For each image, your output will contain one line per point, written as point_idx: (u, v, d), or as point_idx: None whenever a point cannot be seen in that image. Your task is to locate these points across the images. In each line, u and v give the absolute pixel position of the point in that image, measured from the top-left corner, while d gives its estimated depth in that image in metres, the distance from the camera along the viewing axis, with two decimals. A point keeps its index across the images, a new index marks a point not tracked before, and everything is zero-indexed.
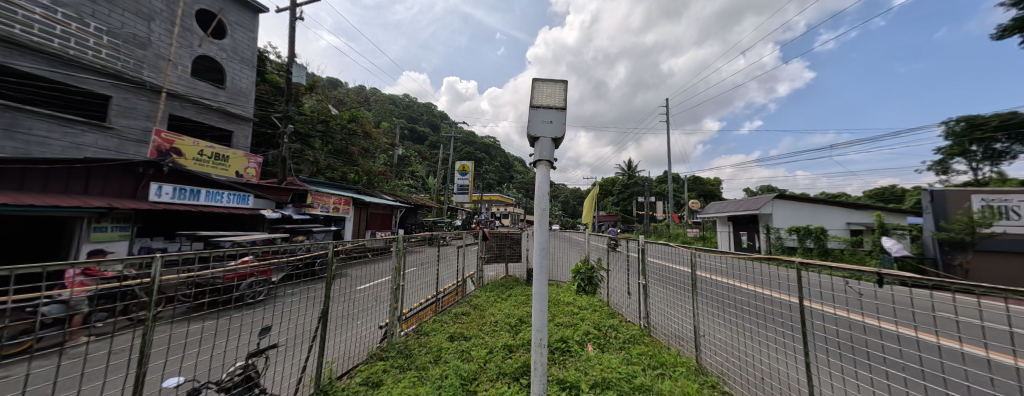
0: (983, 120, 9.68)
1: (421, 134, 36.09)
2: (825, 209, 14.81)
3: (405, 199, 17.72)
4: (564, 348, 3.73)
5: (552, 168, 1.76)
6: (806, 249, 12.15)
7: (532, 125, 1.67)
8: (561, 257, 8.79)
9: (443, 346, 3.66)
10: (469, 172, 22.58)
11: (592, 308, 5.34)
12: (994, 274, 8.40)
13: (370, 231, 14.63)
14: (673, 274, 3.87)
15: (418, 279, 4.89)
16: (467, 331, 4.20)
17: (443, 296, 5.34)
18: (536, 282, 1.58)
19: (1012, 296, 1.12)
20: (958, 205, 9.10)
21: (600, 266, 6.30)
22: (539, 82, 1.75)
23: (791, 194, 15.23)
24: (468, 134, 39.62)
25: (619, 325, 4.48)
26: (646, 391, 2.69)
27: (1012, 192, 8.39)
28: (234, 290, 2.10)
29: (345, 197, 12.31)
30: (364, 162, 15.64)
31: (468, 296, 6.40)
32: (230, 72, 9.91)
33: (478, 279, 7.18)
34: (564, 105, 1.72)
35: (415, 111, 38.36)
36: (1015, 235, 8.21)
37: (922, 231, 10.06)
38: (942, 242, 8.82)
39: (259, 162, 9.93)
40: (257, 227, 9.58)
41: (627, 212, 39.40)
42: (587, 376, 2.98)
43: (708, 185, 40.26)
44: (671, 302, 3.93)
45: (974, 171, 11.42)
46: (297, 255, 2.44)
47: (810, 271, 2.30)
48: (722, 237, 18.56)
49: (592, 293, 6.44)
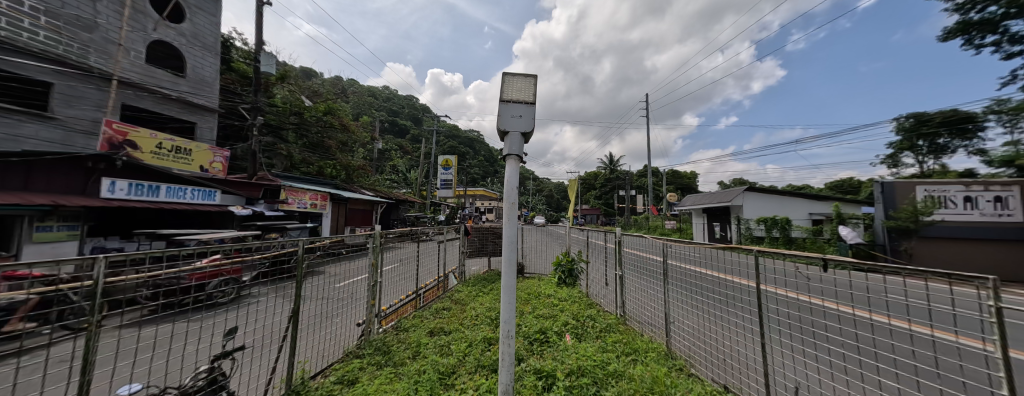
0: (928, 117, 10.45)
1: (402, 127, 35.31)
2: (792, 201, 15.66)
3: (386, 194, 17.31)
4: (543, 338, 3.84)
5: (522, 161, 1.80)
6: (772, 238, 12.92)
7: (503, 119, 1.73)
8: (545, 250, 8.92)
9: (422, 341, 3.66)
10: (453, 166, 22.34)
11: (571, 299, 5.45)
12: (935, 259, 9.24)
13: (349, 227, 14.23)
14: (650, 264, 4.00)
15: (398, 276, 4.85)
16: (448, 325, 4.21)
17: (424, 292, 5.35)
18: (505, 274, 1.59)
19: (928, 276, 1.26)
20: (904, 195, 9.73)
21: (580, 258, 6.45)
22: (510, 76, 1.79)
23: (760, 186, 16.03)
24: (451, 129, 39.28)
25: (596, 315, 4.61)
26: (618, 377, 2.83)
27: (950, 183, 9.18)
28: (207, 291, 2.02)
29: (322, 193, 11.89)
30: (342, 156, 15.11)
31: (450, 290, 6.44)
32: (191, 59, 9.26)
33: (460, 274, 7.21)
34: (534, 99, 1.77)
35: (395, 104, 37.50)
36: (952, 223, 9.02)
37: (873, 220, 10.77)
38: (891, 229, 9.58)
39: (225, 156, 9.41)
40: (227, 223, 9.21)
41: (609, 206, 40.29)
42: (563, 364, 3.07)
43: (688, 179, 41.76)
44: (646, 292, 4.10)
45: (921, 163, 12.47)
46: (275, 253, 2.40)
47: (768, 258, 2.41)
48: (698, 229, 19.50)
49: (572, 285, 6.55)
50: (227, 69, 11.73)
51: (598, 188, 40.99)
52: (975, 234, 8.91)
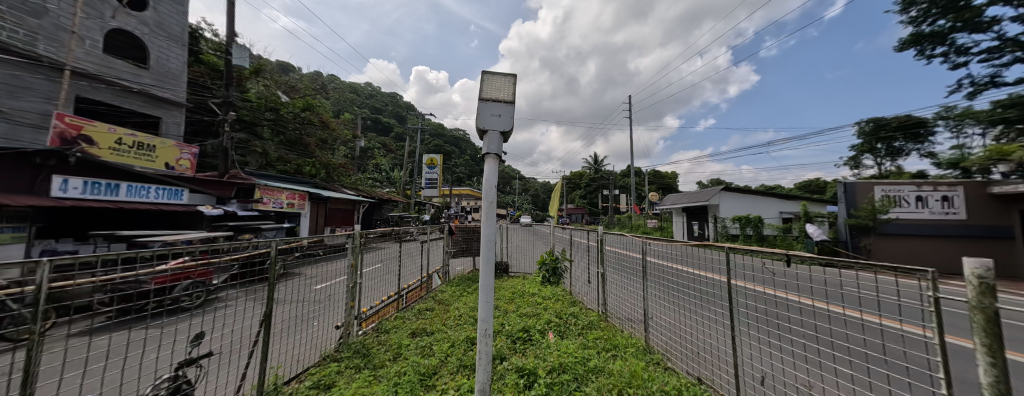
0: (886, 122, 11.09)
1: (386, 125, 34.58)
2: (765, 200, 16.43)
3: (368, 193, 16.89)
4: (526, 337, 3.86)
5: (501, 160, 1.81)
6: (746, 236, 13.53)
7: (482, 118, 1.73)
8: (529, 249, 8.97)
9: (403, 343, 3.60)
10: (438, 165, 22.04)
11: (555, 297, 5.51)
12: (892, 253, 9.92)
13: (329, 227, 13.80)
14: (631, 262, 4.09)
15: (379, 277, 4.75)
16: (430, 326, 4.16)
17: (407, 292, 5.26)
18: (483, 272, 1.59)
19: (877, 269, 1.37)
20: (865, 195, 10.37)
21: (564, 256, 6.52)
22: (489, 75, 1.79)
23: (736, 186, 16.72)
24: (436, 128, 38.84)
25: (579, 313, 4.68)
26: (598, 372, 2.90)
27: (904, 184, 9.89)
28: (172, 295, 1.91)
29: (300, 192, 11.47)
30: (321, 154, 14.62)
31: (434, 290, 6.37)
32: (155, 50, 8.72)
33: (444, 274, 7.13)
34: (513, 99, 1.78)
35: (378, 101, 36.67)
36: (905, 221, 9.75)
37: (837, 218, 11.46)
38: (852, 227, 10.23)
39: (194, 153, 8.89)
40: (197, 224, 8.74)
41: (594, 205, 40.93)
42: (545, 362, 3.10)
43: (669, 179, 43.02)
44: (626, 289, 4.20)
45: (879, 165, 13.36)
46: (248, 254, 2.30)
47: (738, 254, 2.53)
48: (678, 227, 20.14)
49: (556, 283, 6.62)
50: (196, 62, 11.12)
51: (583, 188, 41.54)
52: (926, 231, 9.63)
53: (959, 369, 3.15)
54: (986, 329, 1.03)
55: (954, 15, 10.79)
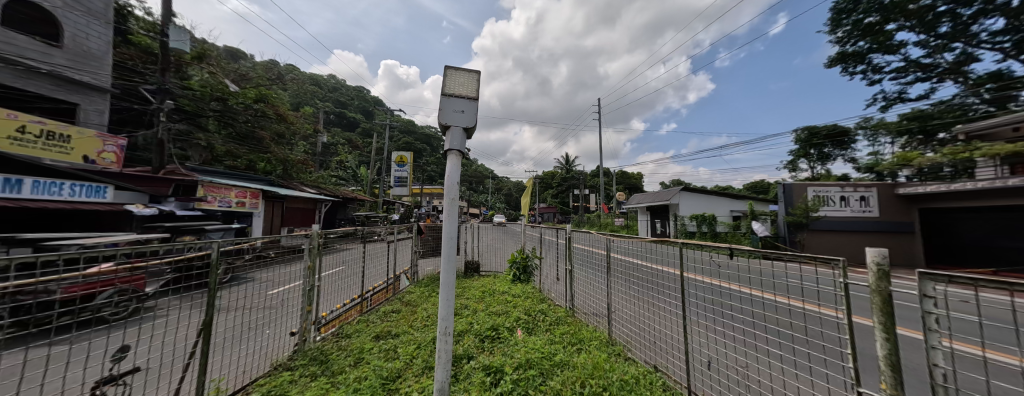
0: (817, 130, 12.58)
1: (351, 120, 32.86)
2: (718, 200, 17.77)
3: (330, 192, 15.97)
4: (494, 335, 3.86)
5: (465, 158, 1.78)
6: (702, 233, 14.55)
7: (444, 113, 1.69)
8: (500, 248, 8.96)
9: (365, 347, 3.45)
10: (408, 163, 21.33)
11: (524, 295, 5.57)
12: (822, 247, 11.09)
13: (286, 227, 12.84)
14: (597, 258, 4.23)
15: (341, 280, 4.50)
16: (396, 328, 4.02)
17: (372, 294, 5.03)
18: (445, 270, 1.57)
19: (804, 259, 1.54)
20: (799, 195, 11.52)
21: (534, 254, 6.61)
22: (453, 70, 1.76)
23: (694, 186, 17.91)
24: (406, 125, 37.58)
25: (547, 309, 4.77)
26: (563, 366, 2.97)
27: (831, 185, 11.13)
28: (97, 303, 1.70)
29: (253, 190, 10.54)
30: (277, 149, 13.56)
31: (401, 292, 6.16)
32: (71, 26, 7.59)
33: (412, 275, 6.91)
34: (477, 96, 1.76)
35: (343, 95, 34.76)
36: (833, 218, 11.00)
37: (778, 216, 12.67)
38: (790, 224, 11.35)
39: (121, 146, 7.83)
40: (125, 226, 7.69)
41: (565, 204, 41.83)
42: (512, 359, 3.12)
43: (634, 180, 45.08)
44: (591, 284, 4.35)
45: (813, 168, 14.98)
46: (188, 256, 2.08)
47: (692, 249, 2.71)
48: (642, 225, 21.18)
49: (526, 281, 6.69)
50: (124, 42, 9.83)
51: (554, 187, 42.33)
52: (849, 227, 10.95)
53: (861, 341, 3.70)
54: (882, 309, 1.19)
55: (871, 38, 12.41)
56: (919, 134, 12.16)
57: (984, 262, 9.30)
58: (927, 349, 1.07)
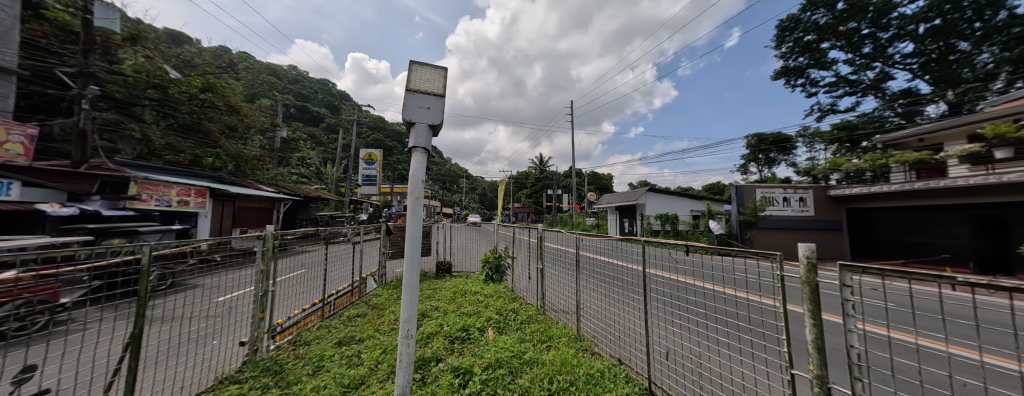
0: (764, 136, 13.87)
1: (314, 114, 30.97)
2: (681, 200, 18.88)
3: (291, 190, 14.93)
4: (464, 336, 3.81)
5: (430, 156, 1.73)
6: (666, 231, 15.41)
7: (408, 109, 1.64)
8: (473, 247, 8.86)
9: (325, 354, 3.25)
10: (377, 161, 20.46)
11: (496, 294, 5.55)
12: (769, 243, 12.19)
13: (238, 229, 11.81)
14: (567, 256, 4.33)
15: (301, 284, 4.21)
16: (361, 333, 3.83)
17: (336, 298, 4.75)
18: (408, 271, 1.52)
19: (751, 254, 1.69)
20: (749, 196, 12.62)
21: (507, 253, 6.60)
22: (417, 66, 1.71)
23: (659, 187, 18.90)
24: (374, 121, 36.06)
25: (519, 308, 4.79)
26: (532, 364, 3.00)
27: (776, 186, 12.26)
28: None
29: (198, 187, 9.51)
30: (229, 143, 12.44)
31: (368, 295, 5.88)
32: None
33: (380, 277, 6.62)
34: (443, 93, 1.73)
35: (306, 87, 32.67)
36: (777, 216, 12.15)
37: (731, 215, 13.72)
38: (742, 222, 12.36)
39: (31, 135, 6.92)
40: (38, 229, 6.65)
41: (539, 204, 42.31)
42: (481, 359, 3.10)
43: (605, 180, 46.63)
44: (562, 282, 4.44)
45: (762, 171, 16.37)
46: (114, 261, 1.84)
47: (654, 246, 2.85)
48: (612, 224, 21.97)
49: (499, 280, 6.64)
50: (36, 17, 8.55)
51: (528, 187, 42.69)
52: (791, 224, 12.15)
53: (795, 325, 4.12)
54: (811, 298, 1.32)
55: (809, 54, 13.81)
56: (847, 142, 13.67)
57: (897, 253, 10.48)
58: (847, 333, 1.21)
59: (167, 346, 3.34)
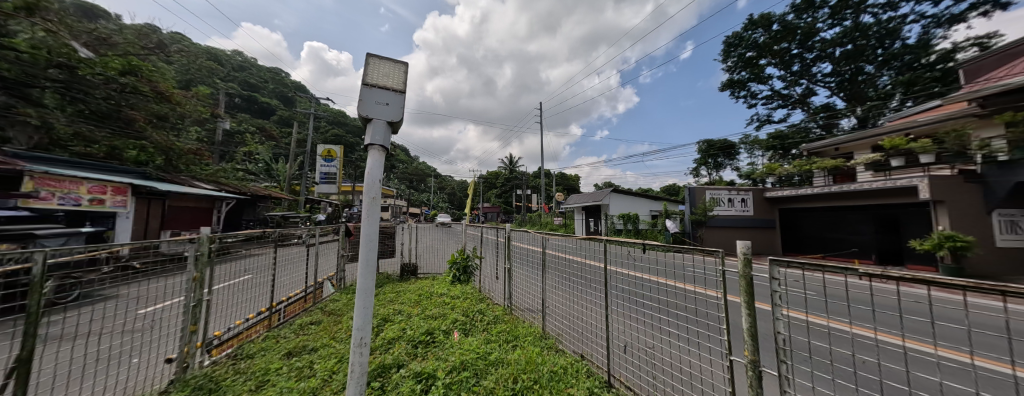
0: (713, 143, 15.13)
1: (264, 106, 28.39)
2: (641, 200, 19.99)
3: (235, 188, 13.55)
4: (428, 339, 3.70)
5: (389, 154, 1.66)
6: (627, 230, 16.23)
7: (365, 104, 1.55)
8: (440, 248, 8.65)
9: (271, 367, 2.98)
10: (336, 158, 19.26)
11: (464, 295, 5.47)
12: (717, 241, 13.28)
13: (169, 231, 10.47)
14: (533, 255, 4.38)
15: (245, 291, 3.81)
16: (314, 342, 3.57)
17: (287, 305, 4.38)
18: (362, 276, 1.44)
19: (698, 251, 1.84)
20: (700, 197, 13.68)
21: (475, 254, 6.53)
22: (375, 59, 1.63)
23: (621, 188, 19.85)
24: (334, 115, 33.92)
25: (485, 309, 4.76)
26: (497, 364, 2.99)
27: (722, 188, 13.41)
28: None
29: (117, 184, 8.33)
30: (157, 135, 11.00)
31: (325, 300, 5.49)
32: None
33: (338, 282, 6.21)
34: (404, 89, 1.66)
35: (254, 76, 29.85)
36: (724, 216, 13.28)
37: (685, 214, 14.80)
38: (694, 222, 13.37)
39: None
40: None
41: (508, 204, 42.41)
42: (446, 362, 3.03)
43: (573, 181, 48.00)
44: (528, 281, 4.49)
45: (711, 174, 17.85)
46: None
47: (615, 244, 2.98)
48: (578, 224, 22.68)
49: (466, 281, 6.55)
50: None
51: (498, 187, 42.66)
52: (735, 223, 13.31)
53: (735, 314, 4.55)
54: (746, 291, 1.46)
55: (750, 69, 15.34)
56: (780, 150, 15.48)
57: (820, 248, 11.98)
58: (774, 320, 1.36)
59: (73, 369, 2.86)
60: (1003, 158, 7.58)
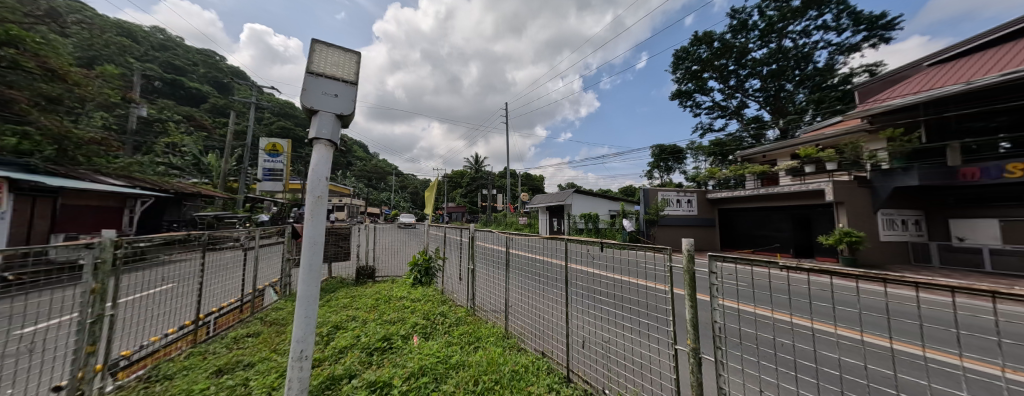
0: (664, 148, 16.34)
1: (195, 92, 25.06)
2: (601, 201, 20.95)
3: (156, 184, 11.77)
4: (385, 346, 3.51)
5: (337, 149, 1.54)
6: (588, 229, 16.92)
7: (309, 94, 1.42)
8: (400, 249, 8.29)
9: (195, 389, 2.58)
10: (283, 153, 17.61)
11: (425, 298, 5.29)
12: (667, 239, 14.33)
13: (65, 235, 8.79)
14: (496, 255, 4.36)
15: (165, 302, 3.27)
16: (253, 356, 3.21)
17: (218, 316, 3.87)
18: (303, 282, 1.33)
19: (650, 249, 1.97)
20: (653, 198, 14.67)
21: (437, 255, 6.35)
22: (323, 46, 1.51)
23: (583, 189, 20.64)
24: (281, 106, 30.99)
25: (447, 311, 4.64)
26: (458, 367, 2.92)
27: (672, 190, 14.53)
28: None
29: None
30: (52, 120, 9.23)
31: (266, 309, 4.95)
32: None
33: (283, 288, 5.65)
34: (356, 81, 1.56)
35: (182, 57, 26.23)
36: (673, 215, 14.35)
37: (640, 214, 15.79)
38: (648, 221, 14.32)
39: None
40: None
41: (474, 204, 41.94)
42: (404, 369, 2.90)
43: (538, 181, 48.87)
44: (492, 281, 4.46)
45: (663, 177, 19.26)
46: None
47: (576, 243, 3.08)
48: (542, 223, 23.16)
49: (428, 284, 6.34)
50: None
51: (463, 187, 42.02)
52: (682, 222, 14.47)
53: (682, 306, 4.95)
54: (689, 284, 1.58)
55: (695, 82, 16.84)
56: (719, 155, 17.12)
57: (751, 244, 13.51)
58: (711, 310, 1.50)
59: None
60: (885, 166, 9.24)
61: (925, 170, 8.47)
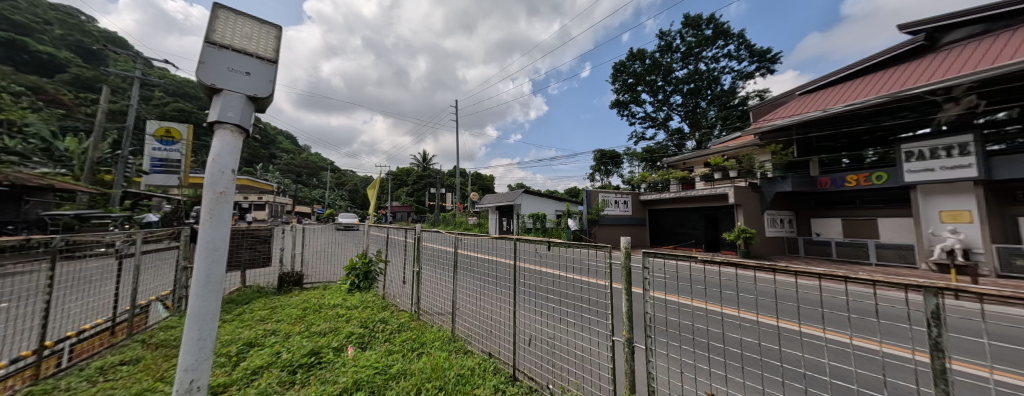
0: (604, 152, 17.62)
1: (48, 59, 19.60)
2: (548, 201, 21.74)
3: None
4: (313, 361, 3.12)
5: (247, 136, 1.29)
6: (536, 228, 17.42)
7: (209, 66, 1.16)
8: (334, 253, 7.52)
9: None
10: (182, 140, 14.73)
11: (363, 305, 4.87)
12: (607, 237, 15.43)
13: None
14: (444, 256, 4.21)
15: None
16: (130, 387, 2.57)
17: (77, 341, 2.98)
18: (196, 296, 1.09)
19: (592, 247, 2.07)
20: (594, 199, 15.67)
21: (378, 258, 5.91)
22: (228, 12, 1.26)
23: (531, 189, 21.19)
24: (180, 85, 25.93)
25: (389, 317, 4.33)
26: (399, 377, 2.73)
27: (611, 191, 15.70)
28: None
29: None
30: None
31: (152, 328, 4.01)
32: None
33: (177, 301, 4.66)
34: (273, 57, 1.33)
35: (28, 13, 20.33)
36: (612, 215, 15.50)
37: (583, 214, 16.77)
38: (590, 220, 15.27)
39: None
40: None
41: (420, 203, 40.14)
42: (335, 385, 2.61)
43: (487, 181, 48.78)
44: (438, 283, 4.29)
45: (603, 179, 20.75)
46: None
47: (524, 242, 3.11)
48: (492, 223, 23.20)
49: (367, 289, 5.85)
50: None
51: (409, 185, 39.96)
52: (620, 221, 15.73)
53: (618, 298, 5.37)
54: (626, 279, 1.68)
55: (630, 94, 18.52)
56: (650, 161, 19.07)
57: (675, 240, 15.30)
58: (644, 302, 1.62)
59: None
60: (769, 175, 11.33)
61: (798, 179, 10.70)
